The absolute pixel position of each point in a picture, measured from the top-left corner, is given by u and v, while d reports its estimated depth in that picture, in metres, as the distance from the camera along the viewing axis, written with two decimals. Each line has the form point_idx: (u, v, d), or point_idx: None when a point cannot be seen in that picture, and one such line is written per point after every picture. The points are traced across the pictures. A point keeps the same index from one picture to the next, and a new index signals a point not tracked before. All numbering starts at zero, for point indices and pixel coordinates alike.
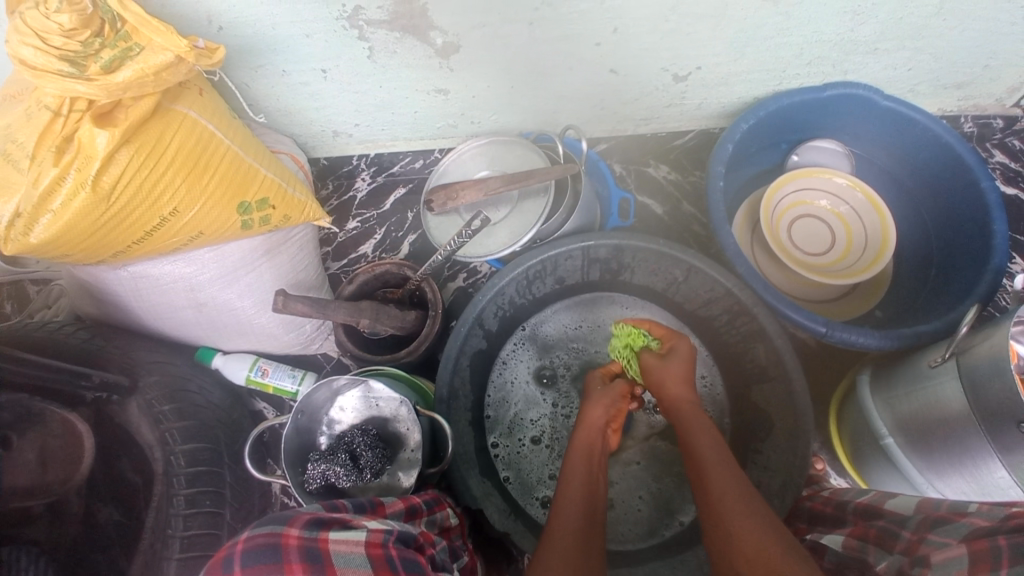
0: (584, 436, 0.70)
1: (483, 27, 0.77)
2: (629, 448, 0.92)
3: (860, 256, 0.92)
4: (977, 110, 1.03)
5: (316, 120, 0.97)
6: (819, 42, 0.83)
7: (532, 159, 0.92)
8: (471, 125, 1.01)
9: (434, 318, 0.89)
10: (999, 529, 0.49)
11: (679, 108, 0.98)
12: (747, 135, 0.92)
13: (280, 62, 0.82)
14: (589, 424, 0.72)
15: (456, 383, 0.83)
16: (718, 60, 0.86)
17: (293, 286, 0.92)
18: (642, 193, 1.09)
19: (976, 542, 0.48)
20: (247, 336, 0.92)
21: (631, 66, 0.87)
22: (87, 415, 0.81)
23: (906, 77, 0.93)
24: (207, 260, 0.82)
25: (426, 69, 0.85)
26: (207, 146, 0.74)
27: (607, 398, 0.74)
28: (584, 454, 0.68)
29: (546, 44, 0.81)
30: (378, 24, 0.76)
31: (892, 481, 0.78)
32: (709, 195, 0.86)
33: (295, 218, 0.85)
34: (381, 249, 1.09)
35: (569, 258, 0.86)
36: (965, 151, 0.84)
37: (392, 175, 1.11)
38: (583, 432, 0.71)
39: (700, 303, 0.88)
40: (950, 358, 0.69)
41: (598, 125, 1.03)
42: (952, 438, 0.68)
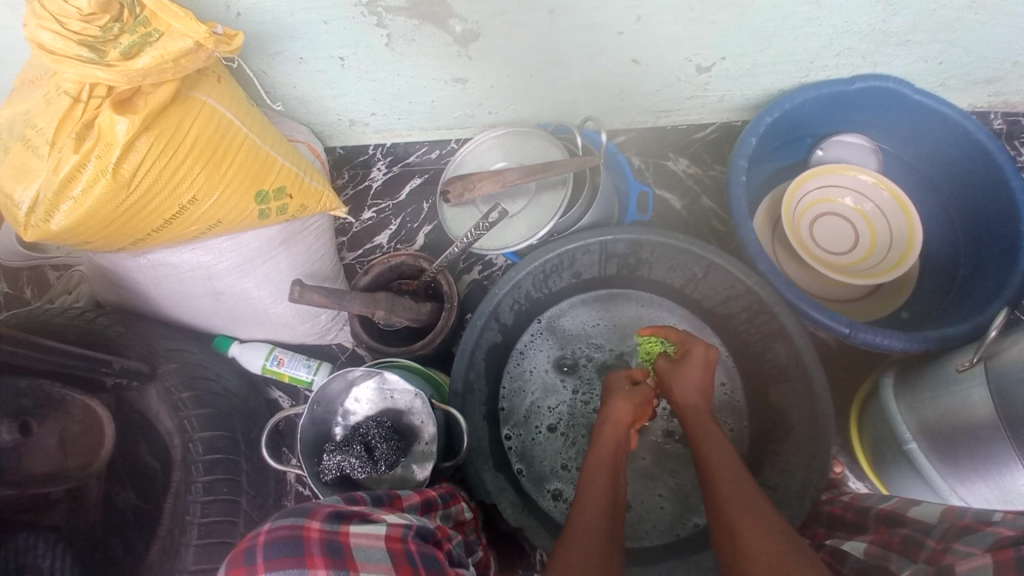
0: (608, 436, 0.69)
1: (504, 15, 0.75)
2: (643, 445, 0.92)
3: (883, 257, 0.89)
4: (1009, 106, 1.00)
5: (333, 108, 0.96)
6: (850, 32, 0.81)
7: (550, 151, 0.91)
8: (489, 115, 1.00)
9: (449, 311, 0.89)
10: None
11: (701, 100, 0.96)
12: (771, 129, 0.89)
13: (297, 50, 0.82)
14: (613, 424, 0.70)
15: (472, 376, 0.83)
16: (744, 50, 0.84)
17: (308, 276, 0.92)
18: (661, 186, 1.07)
19: (1002, 552, 0.47)
20: (263, 325, 0.93)
21: (654, 56, 0.85)
22: (107, 401, 0.82)
23: (937, 71, 0.90)
24: (224, 248, 0.82)
25: (444, 58, 0.84)
26: (226, 134, 0.74)
27: (638, 400, 0.73)
28: (609, 456, 0.67)
29: (567, 33, 0.79)
30: (397, 12, 0.74)
31: (912, 486, 0.76)
32: (731, 190, 0.84)
33: (312, 208, 0.85)
34: (396, 240, 1.09)
35: (586, 253, 0.85)
36: (997, 149, 0.81)
37: (408, 165, 1.10)
38: (609, 432, 0.70)
39: (719, 300, 0.86)
40: (978, 363, 0.67)
41: (617, 116, 1.01)
42: (977, 444, 0.66)
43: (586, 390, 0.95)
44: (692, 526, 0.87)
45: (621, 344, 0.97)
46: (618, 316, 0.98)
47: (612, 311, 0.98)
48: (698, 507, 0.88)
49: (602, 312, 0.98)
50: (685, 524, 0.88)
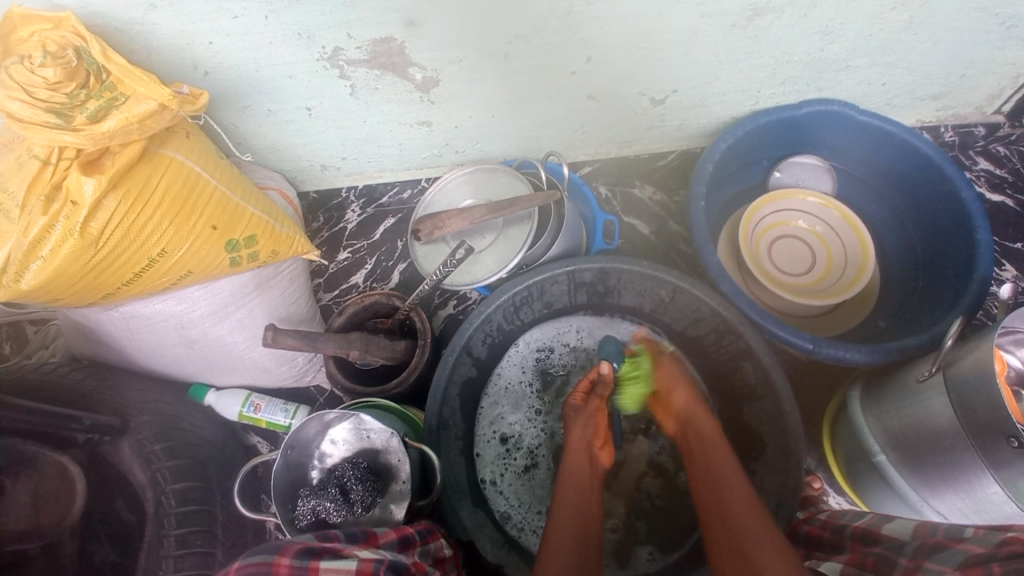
0: (571, 464, 0.74)
1: (462, 60, 0.80)
2: (625, 482, 0.91)
3: (839, 277, 0.93)
4: (957, 119, 1.04)
5: (305, 155, 0.99)
6: (791, 62, 0.85)
7: (515, 186, 0.93)
8: (457, 154, 1.03)
9: (423, 347, 0.89)
10: (995, 557, 0.47)
11: (659, 130, 1.00)
12: (728, 153, 0.93)
13: (266, 102, 0.85)
14: (573, 451, 0.75)
15: (446, 414, 0.83)
16: (693, 83, 0.89)
17: (285, 319, 0.93)
18: (629, 213, 1.09)
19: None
20: (240, 370, 0.93)
21: (609, 92, 0.89)
22: (79, 456, 0.82)
23: (881, 91, 0.94)
24: (196, 297, 0.84)
25: (408, 103, 0.88)
26: (195, 187, 0.76)
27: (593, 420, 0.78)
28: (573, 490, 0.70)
29: (522, 75, 0.83)
30: (358, 64, 0.79)
31: (887, 501, 0.77)
32: (691, 216, 0.87)
33: (284, 252, 0.86)
34: (371, 279, 1.10)
35: (554, 283, 0.87)
36: (943, 161, 0.84)
37: (381, 205, 1.12)
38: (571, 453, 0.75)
39: (687, 322, 0.88)
40: (937, 373, 0.68)
41: (580, 149, 1.04)
42: (942, 456, 0.67)
43: (555, 419, 0.95)
44: (646, 561, 0.87)
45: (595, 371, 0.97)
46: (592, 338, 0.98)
47: (584, 337, 0.98)
48: (656, 534, 0.89)
49: (575, 334, 0.98)
50: (637, 560, 0.88)
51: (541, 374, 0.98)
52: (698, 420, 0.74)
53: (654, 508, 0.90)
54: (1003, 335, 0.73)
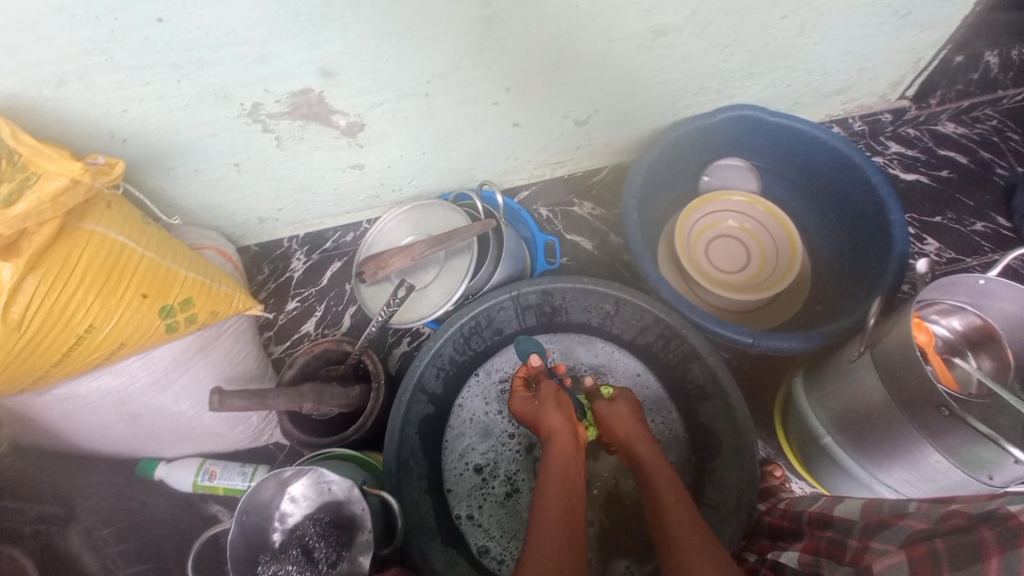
0: (557, 440, 0.77)
1: (383, 104, 0.81)
2: (595, 500, 0.91)
3: (773, 268, 0.97)
4: (863, 109, 1.09)
5: (240, 211, 0.98)
6: (699, 74, 0.90)
7: (454, 219, 0.95)
8: (394, 193, 1.03)
9: (378, 390, 0.89)
10: (936, 532, 0.49)
11: (588, 148, 1.03)
12: (654, 165, 0.96)
13: (192, 162, 0.84)
14: (557, 431, 0.79)
15: (405, 453, 0.83)
16: (612, 102, 0.92)
17: (230, 380, 0.91)
18: (572, 231, 1.12)
19: (914, 547, 0.49)
20: (188, 439, 0.92)
21: (533, 118, 0.92)
22: (31, 549, 0.76)
23: (788, 92, 0.99)
24: (134, 369, 0.81)
25: (336, 150, 0.88)
26: (120, 259, 0.74)
27: (565, 405, 0.82)
28: (562, 462, 0.74)
29: (445, 111, 0.85)
30: (280, 116, 0.78)
31: (843, 481, 0.79)
32: (627, 228, 0.90)
33: (224, 312, 0.85)
34: (323, 325, 1.08)
35: (501, 309, 0.89)
36: (850, 151, 0.89)
37: (326, 251, 1.11)
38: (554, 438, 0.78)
39: (635, 331, 0.90)
40: (865, 352, 0.72)
41: (515, 174, 1.06)
42: (882, 430, 0.70)
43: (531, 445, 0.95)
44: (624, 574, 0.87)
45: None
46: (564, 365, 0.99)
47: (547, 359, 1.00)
48: (635, 547, 0.88)
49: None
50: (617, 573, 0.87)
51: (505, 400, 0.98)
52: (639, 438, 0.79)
53: (629, 521, 0.90)
54: (931, 308, 0.79)
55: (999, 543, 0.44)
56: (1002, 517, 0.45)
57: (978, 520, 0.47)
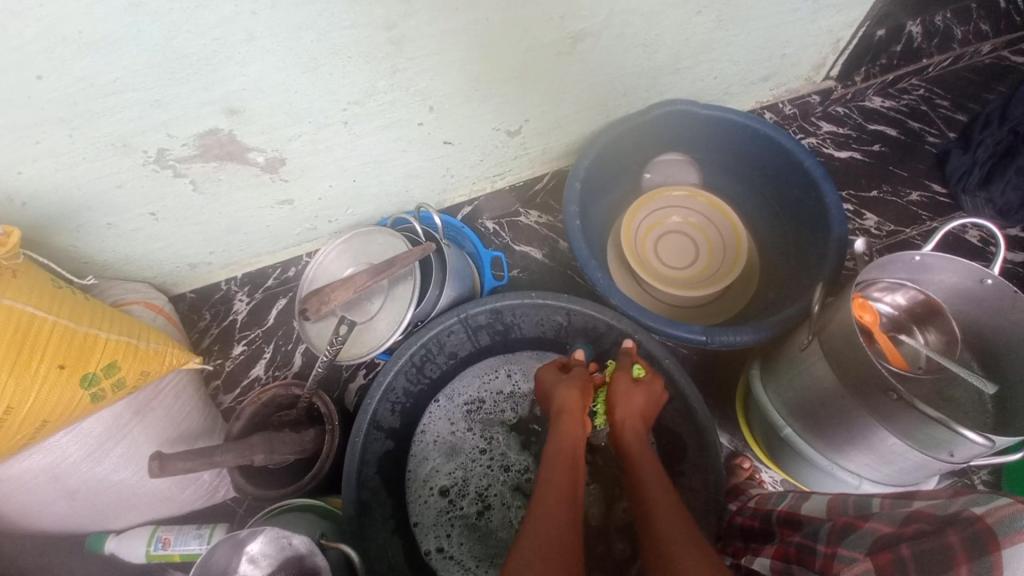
0: (570, 424, 0.71)
1: (301, 136, 0.77)
2: None
3: (722, 260, 0.98)
4: (792, 93, 1.11)
5: (167, 259, 0.93)
6: (625, 74, 0.89)
7: (395, 245, 0.91)
8: (331, 223, 1.00)
9: (332, 432, 0.86)
10: (901, 537, 0.51)
11: (526, 157, 1.01)
12: (593, 168, 0.95)
13: (103, 217, 0.79)
14: (568, 412, 0.72)
15: (365, 495, 0.79)
16: (542, 110, 0.91)
17: (172, 442, 0.85)
18: (520, 241, 1.10)
19: (880, 554, 0.50)
20: (135, 507, 0.86)
21: (463, 135, 0.89)
22: None
23: (716, 83, 1.00)
24: (64, 444, 0.76)
25: (260, 187, 0.84)
26: (30, 330, 0.69)
27: (580, 383, 0.75)
28: (570, 447, 0.68)
29: (369, 137, 0.82)
30: (190, 160, 0.74)
31: (806, 469, 0.79)
32: (570, 235, 0.88)
33: (156, 371, 0.79)
34: (273, 367, 1.04)
35: (451, 333, 0.86)
36: (781, 137, 0.90)
37: (269, 288, 1.07)
38: (569, 420, 0.71)
39: (591, 340, 0.89)
40: (813, 339, 0.71)
41: (456, 191, 1.04)
42: (837, 416, 0.70)
43: (500, 465, 0.93)
44: None
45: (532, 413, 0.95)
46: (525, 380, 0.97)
47: (513, 374, 0.98)
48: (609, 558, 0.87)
49: (505, 378, 0.98)
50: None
51: (472, 420, 0.95)
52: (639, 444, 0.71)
53: (602, 530, 0.89)
54: (880, 287, 0.78)
55: (967, 550, 0.45)
56: (968, 521, 0.47)
57: (943, 524, 0.49)
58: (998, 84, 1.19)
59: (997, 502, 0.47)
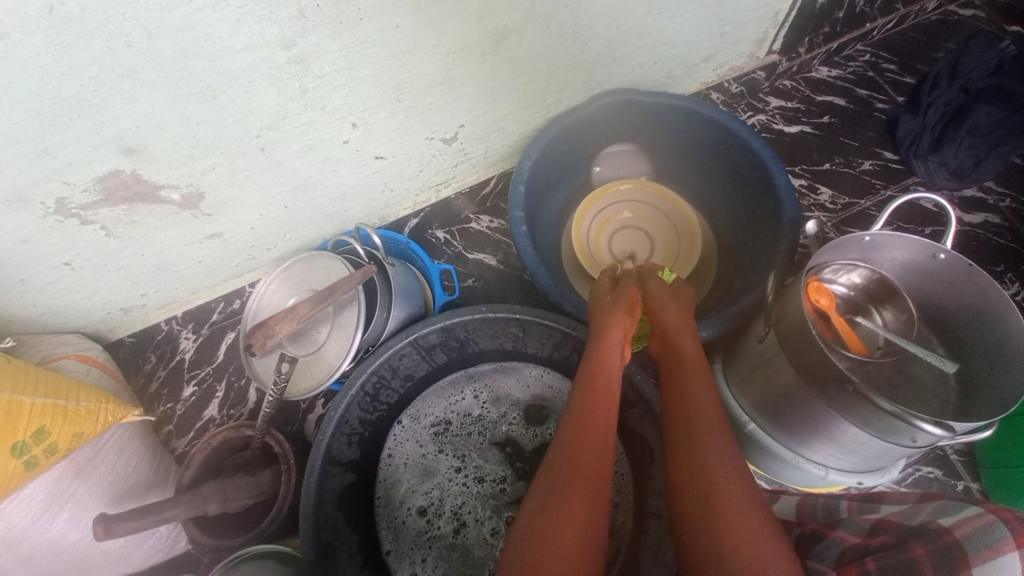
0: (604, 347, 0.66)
1: (216, 167, 0.73)
2: None
3: (677, 252, 0.97)
4: (737, 71, 1.08)
5: (96, 306, 0.88)
6: (558, 69, 0.85)
7: (337, 270, 0.87)
8: (270, 251, 0.95)
9: (288, 471, 0.83)
10: (868, 549, 0.52)
11: (468, 163, 0.98)
12: (537, 168, 0.91)
13: (13, 272, 0.74)
14: (609, 337, 0.67)
15: (325, 536, 0.76)
16: (476, 114, 0.87)
17: (120, 499, 0.81)
18: (473, 249, 1.06)
19: (847, 568, 0.51)
20: (91, 569, 0.82)
21: (396, 148, 0.85)
22: None
23: (657, 68, 0.96)
24: (9, 513, 0.71)
25: (184, 223, 0.79)
26: None
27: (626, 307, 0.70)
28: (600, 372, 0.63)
29: (292, 161, 0.78)
30: (96, 206, 0.70)
31: (773, 462, 0.78)
32: (516, 242, 0.84)
33: (91, 430, 0.75)
34: (227, 405, 0.99)
35: (403, 356, 0.82)
36: (726, 120, 0.87)
37: (215, 323, 1.02)
38: (604, 341, 0.67)
39: (550, 348, 0.86)
40: (770, 331, 0.69)
41: (399, 204, 1.00)
42: (799, 409, 0.68)
43: (476, 479, 0.90)
44: None
45: (501, 429, 0.93)
46: (496, 403, 0.94)
47: (482, 393, 0.94)
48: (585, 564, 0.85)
49: (473, 399, 0.94)
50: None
51: (440, 436, 0.92)
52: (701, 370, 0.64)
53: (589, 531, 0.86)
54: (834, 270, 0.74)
55: (934, 564, 0.46)
56: (937, 533, 0.48)
57: (909, 537, 0.50)
58: (945, 42, 1.17)
59: (969, 513, 0.49)
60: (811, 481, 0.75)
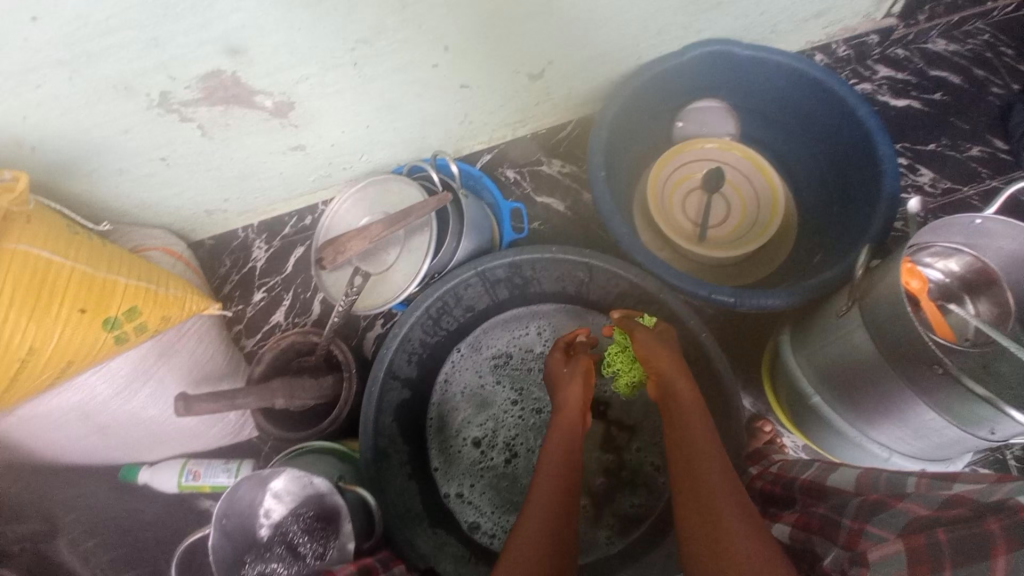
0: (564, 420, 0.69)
1: (310, 78, 0.73)
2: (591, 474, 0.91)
3: (755, 220, 0.94)
4: (847, 32, 1.01)
5: (183, 204, 0.92)
6: (660, 11, 0.81)
7: (411, 194, 0.89)
8: (346, 170, 0.97)
9: (349, 379, 0.87)
10: (937, 522, 0.52)
11: (550, 102, 0.96)
12: (622, 115, 0.88)
13: (114, 162, 0.78)
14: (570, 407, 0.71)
15: (383, 443, 0.81)
16: (568, 50, 0.84)
17: (197, 385, 0.88)
18: (541, 192, 1.05)
19: (913, 538, 0.52)
20: (168, 443, 0.91)
21: (482, 78, 0.84)
22: (20, 566, 0.84)
23: (762, 20, 0.90)
24: (92, 382, 0.78)
25: (272, 132, 0.81)
26: (47, 275, 0.69)
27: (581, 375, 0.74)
28: (562, 440, 0.67)
29: (381, 80, 0.78)
30: (196, 104, 0.72)
31: (833, 437, 0.79)
32: (593, 187, 0.83)
33: (176, 316, 0.79)
34: (293, 314, 1.05)
35: (469, 286, 0.84)
36: (834, 82, 0.82)
37: (287, 236, 1.06)
38: (564, 414, 0.70)
39: (613, 298, 0.87)
40: (853, 306, 0.68)
41: (475, 137, 0.99)
42: (873, 389, 0.68)
43: (533, 411, 0.94)
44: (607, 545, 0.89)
45: None
46: (557, 342, 0.96)
47: (544, 332, 0.97)
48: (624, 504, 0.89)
49: (536, 336, 0.97)
50: (598, 543, 0.89)
51: (498, 369, 0.96)
52: (692, 410, 0.65)
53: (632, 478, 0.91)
54: (925, 253, 0.73)
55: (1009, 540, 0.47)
56: (1012, 509, 0.48)
57: (983, 510, 0.50)
58: None
59: None
60: (870, 461, 0.76)
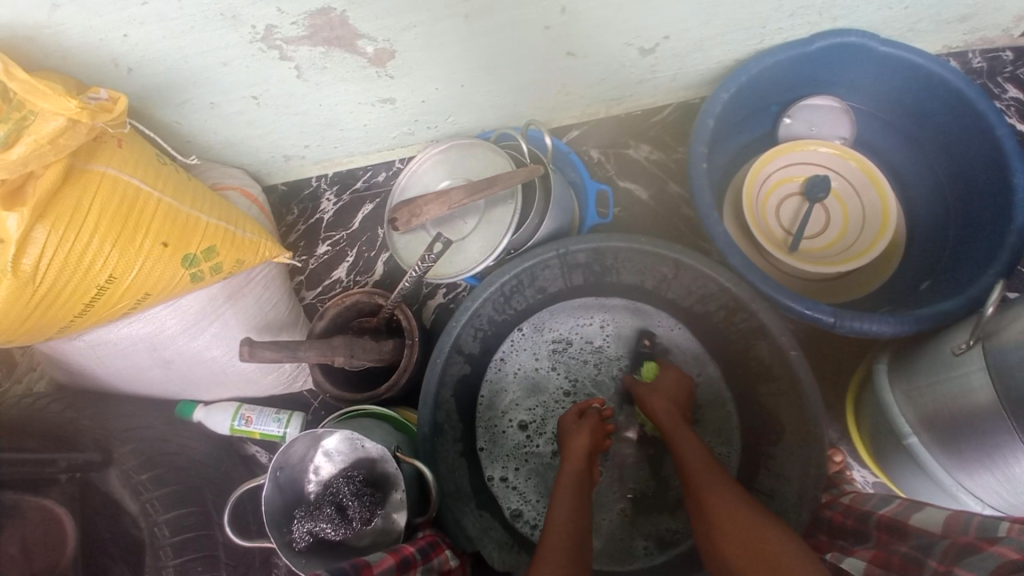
0: (570, 467, 0.74)
1: (415, 26, 0.69)
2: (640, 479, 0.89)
3: (858, 237, 0.86)
4: (987, 42, 0.91)
5: (262, 147, 0.90)
6: None
7: (497, 163, 0.84)
8: (429, 130, 0.93)
9: (411, 346, 0.85)
10: None
11: (652, 82, 0.89)
12: (730, 105, 0.82)
13: (205, 94, 0.76)
14: (574, 457, 0.74)
15: (441, 417, 0.79)
16: (686, 26, 0.77)
17: (259, 330, 0.87)
18: (625, 177, 0.99)
19: None
20: (224, 385, 0.91)
21: (589, 47, 0.78)
22: (69, 489, 0.85)
23: (903, 16, 0.81)
24: (163, 316, 0.78)
25: (365, 81, 0.78)
26: (133, 204, 0.68)
27: (589, 428, 0.77)
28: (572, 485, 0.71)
29: (486, 37, 0.73)
30: (298, 42, 0.69)
31: (920, 483, 0.72)
32: (692, 179, 0.77)
33: (250, 260, 0.78)
34: (355, 272, 1.03)
35: (546, 268, 0.80)
36: (976, 94, 0.74)
37: (357, 191, 1.03)
38: (569, 463, 0.74)
39: (694, 299, 0.82)
40: (976, 345, 0.61)
41: (565, 111, 0.94)
42: (976, 433, 0.61)
43: None
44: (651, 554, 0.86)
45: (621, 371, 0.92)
46: (618, 340, 0.92)
47: (607, 327, 0.93)
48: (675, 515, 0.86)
49: (597, 330, 0.93)
50: (640, 553, 0.86)
51: (557, 360, 0.93)
52: (707, 467, 0.69)
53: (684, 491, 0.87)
54: None
55: None
56: None
57: None
58: None
59: None
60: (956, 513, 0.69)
